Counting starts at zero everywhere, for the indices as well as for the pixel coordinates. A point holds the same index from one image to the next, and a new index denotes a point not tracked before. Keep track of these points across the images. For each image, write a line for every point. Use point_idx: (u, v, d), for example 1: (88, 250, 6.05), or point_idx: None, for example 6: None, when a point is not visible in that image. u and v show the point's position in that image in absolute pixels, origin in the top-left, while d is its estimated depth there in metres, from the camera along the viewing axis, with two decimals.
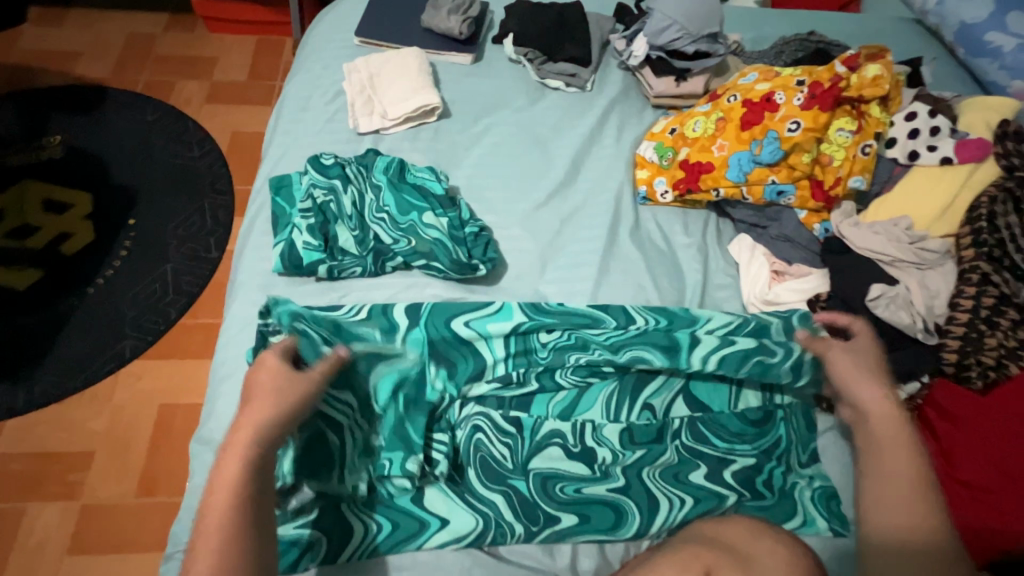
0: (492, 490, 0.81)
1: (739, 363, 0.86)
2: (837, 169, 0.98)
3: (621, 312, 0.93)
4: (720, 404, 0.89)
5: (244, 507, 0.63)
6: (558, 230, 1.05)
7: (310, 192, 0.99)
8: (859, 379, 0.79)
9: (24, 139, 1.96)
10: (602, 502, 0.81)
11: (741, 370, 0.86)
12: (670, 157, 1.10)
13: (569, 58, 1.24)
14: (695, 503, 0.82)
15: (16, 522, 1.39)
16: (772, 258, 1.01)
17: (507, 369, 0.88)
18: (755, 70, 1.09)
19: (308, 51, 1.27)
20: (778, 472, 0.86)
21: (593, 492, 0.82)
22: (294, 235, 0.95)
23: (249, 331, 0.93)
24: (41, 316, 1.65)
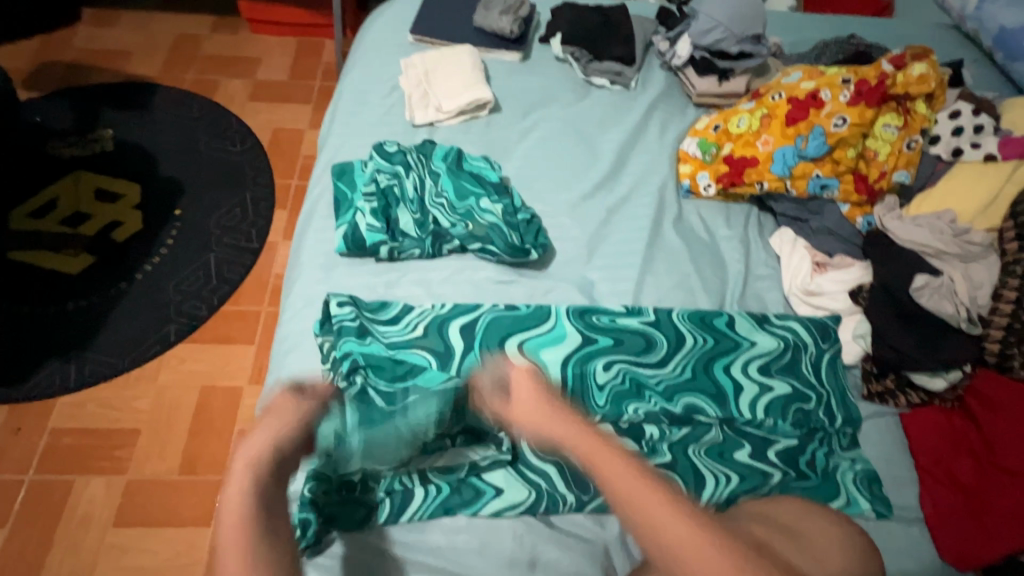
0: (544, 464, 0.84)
1: (782, 410, 0.90)
2: (882, 164, 1.02)
3: (673, 334, 0.96)
4: (769, 428, 0.90)
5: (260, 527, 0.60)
6: (603, 220, 1.09)
7: (375, 176, 1.05)
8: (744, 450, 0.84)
9: (78, 132, 2.06)
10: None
11: (784, 418, 0.90)
12: (714, 151, 1.13)
13: (614, 57, 1.28)
14: (740, 479, 0.85)
15: (65, 493, 1.46)
16: (814, 251, 1.04)
17: None
18: (799, 70, 1.12)
19: (365, 48, 1.33)
20: (821, 453, 0.89)
21: None
22: (358, 218, 1.01)
23: (312, 307, 0.98)
24: (91, 299, 1.72)
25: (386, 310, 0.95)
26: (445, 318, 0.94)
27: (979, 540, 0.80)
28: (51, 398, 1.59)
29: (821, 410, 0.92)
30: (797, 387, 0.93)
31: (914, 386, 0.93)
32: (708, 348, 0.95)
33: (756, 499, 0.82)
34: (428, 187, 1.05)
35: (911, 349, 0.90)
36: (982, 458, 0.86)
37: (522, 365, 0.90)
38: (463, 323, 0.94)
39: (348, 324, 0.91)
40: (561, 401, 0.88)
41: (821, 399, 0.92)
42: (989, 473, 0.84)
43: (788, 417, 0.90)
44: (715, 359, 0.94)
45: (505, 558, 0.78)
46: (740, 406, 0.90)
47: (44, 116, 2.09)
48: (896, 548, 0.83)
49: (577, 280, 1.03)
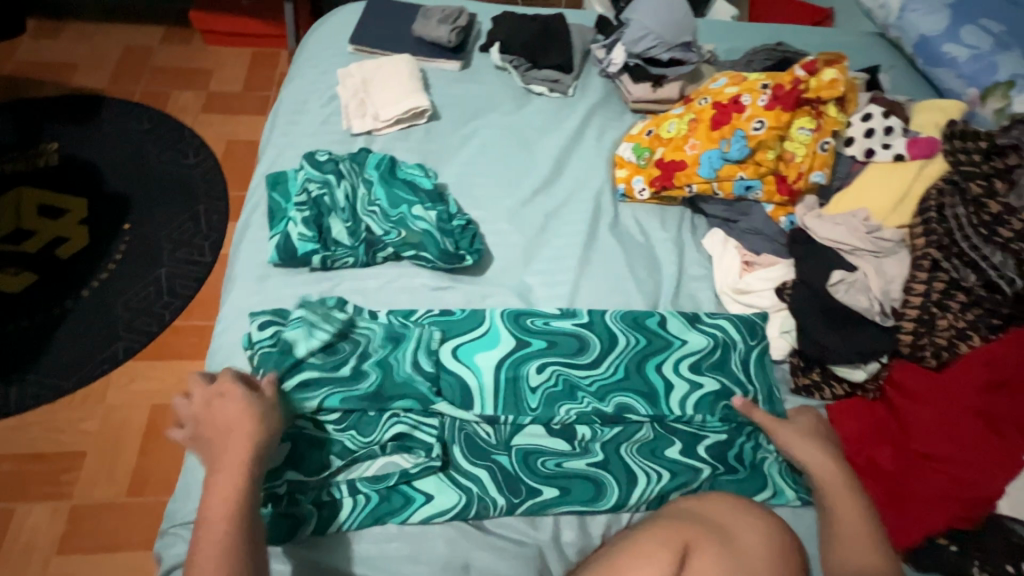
0: (473, 467, 0.84)
1: (710, 407, 0.92)
2: (800, 165, 1.05)
3: (606, 334, 0.97)
4: (699, 423, 0.92)
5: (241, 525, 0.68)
6: (542, 224, 1.11)
7: (305, 186, 1.04)
8: (802, 443, 0.87)
9: (20, 147, 2.00)
10: (581, 476, 0.85)
11: (712, 414, 0.92)
12: (647, 156, 1.16)
13: (552, 65, 1.31)
14: (672, 476, 0.86)
15: (4, 522, 1.40)
16: (743, 250, 1.08)
17: (496, 411, 0.89)
18: (724, 76, 1.16)
19: (305, 58, 1.33)
20: (748, 446, 0.91)
21: (573, 466, 0.86)
22: (290, 227, 1.00)
23: (245, 319, 0.97)
24: (33, 319, 1.67)
25: (338, 310, 0.94)
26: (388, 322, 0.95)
27: (899, 527, 0.83)
28: None
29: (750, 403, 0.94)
30: (726, 384, 0.95)
31: (838, 378, 0.97)
32: (642, 347, 0.96)
33: (688, 497, 0.83)
34: (362, 195, 1.05)
35: (832, 344, 0.93)
36: (900, 445, 0.88)
37: (456, 371, 0.91)
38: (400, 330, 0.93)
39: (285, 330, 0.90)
40: (495, 407, 0.89)
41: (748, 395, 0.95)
42: (906, 459, 0.86)
43: (716, 413, 0.93)
44: (647, 358, 0.95)
45: (439, 563, 0.78)
46: (671, 403, 0.92)
47: None
48: None
49: (516, 283, 1.04)
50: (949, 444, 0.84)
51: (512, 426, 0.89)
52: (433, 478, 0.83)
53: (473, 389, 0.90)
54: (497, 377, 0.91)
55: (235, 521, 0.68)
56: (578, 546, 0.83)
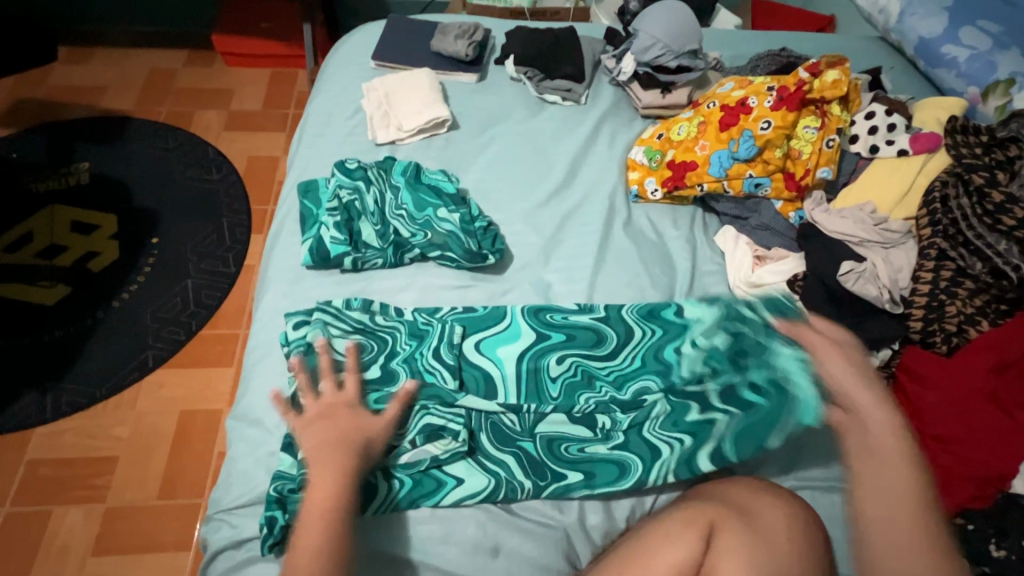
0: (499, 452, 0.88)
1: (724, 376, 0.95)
2: (806, 162, 1.10)
3: (622, 327, 1.01)
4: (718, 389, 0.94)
5: (337, 528, 0.73)
6: (558, 225, 1.16)
7: (337, 193, 1.10)
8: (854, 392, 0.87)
9: (53, 167, 2.10)
10: (604, 459, 0.88)
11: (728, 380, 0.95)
12: (658, 158, 1.21)
13: (564, 75, 1.37)
14: (692, 442, 0.88)
15: (42, 524, 1.46)
16: (754, 246, 1.12)
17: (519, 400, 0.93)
18: (731, 81, 1.21)
19: (329, 74, 1.40)
20: (762, 372, 0.94)
21: (596, 451, 0.89)
22: (322, 231, 1.06)
23: (280, 319, 1.03)
24: (67, 329, 1.74)
25: (369, 310, 1.00)
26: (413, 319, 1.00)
27: None
28: (28, 430, 1.59)
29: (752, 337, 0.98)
30: (740, 356, 0.97)
31: None
32: (657, 337, 1.00)
33: (706, 483, 0.87)
34: (388, 201, 1.11)
35: (846, 332, 0.96)
36: (915, 428, 0.91)
37: (480, 364, 0.96)
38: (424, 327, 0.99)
39: (313, 327, 0.95)
40: (517, 397, 0.94)
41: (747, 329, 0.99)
42: (921, 441, 0.89)
43: (728, 370, 0.96)
44: (662, 347, 0.99)
45: (468, 545, 0.82)
46: (687, 388, 0.95)
47: (20, 153, 2.12)
48: (840, 520, 0.88)
49: (536, 281, 1.09)
50: (960, 425, 0.87)
51: (535, 415, 0.91)
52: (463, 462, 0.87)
53: (499, 379, 0.95)
54: (520, 368, 0.96)
55: (331, 525, 0.73)
56: (603, 528, 0.87)
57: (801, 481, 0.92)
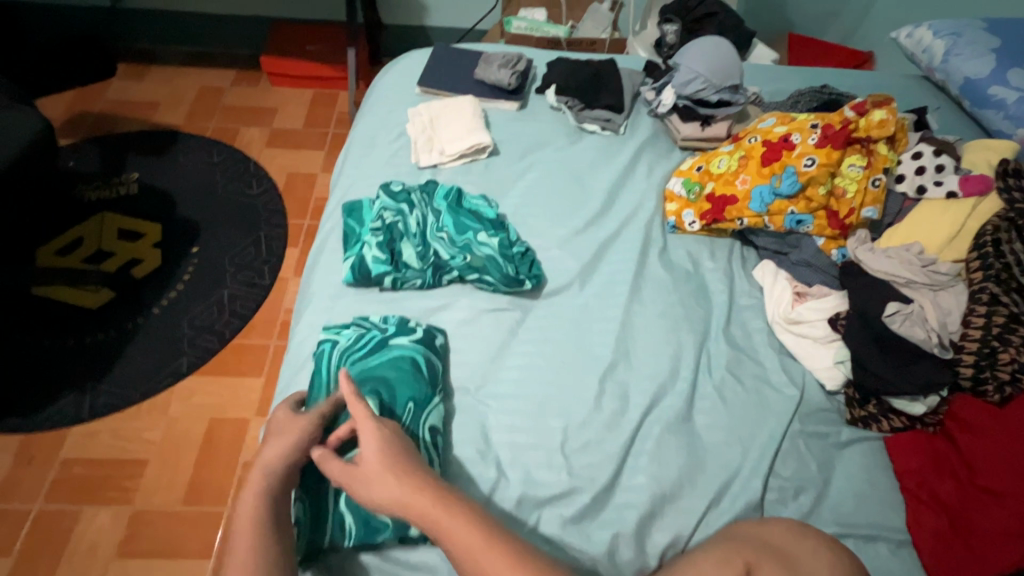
0: None
1: (742, 408, 0.99)
2: (851, 201, 1.07)
3: (654, 360, 1.03)
4: (739, 423, 0.98)
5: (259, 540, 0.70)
6: (595, 253, 1.17)
7: (381, 214, 1.13)
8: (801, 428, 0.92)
9: (105, 177, 2.20)
10: (612, 505, 0.88)
11: (743, 413, 0.99)
12: (697, 191, 1.21)
13: (604, 106, 1.39)
14: (708, 478, 0.92)
15: (71, 523, 1.49)
16: (794, 282, 1.10)
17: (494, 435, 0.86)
18: (773, 117, 1.21)
19: (375, 99, 1.46)
20: (780, 416, 0.98)
21: (611, 493, 0.89)
22: (365, 250, 1.08)
23: (319, 333, 1.05)
24: (107, 332, 1.80)
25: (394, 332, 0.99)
26: (392, 344, 0.95)
27: (971, 562, 0.81)
28: (65, 428, 1.64)
29: (770, 377, 1.03)
30: (761, 392, 1.01)
31: (895, 411, 0.97)
32: (685, 375, 1.02)
33: (747, 523, 0.84)
34: (430, 224, 1.13)
35: (890, 374, 0.95)
36: (964, 479, 0.88)
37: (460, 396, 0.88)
38: (395, 355, 0.93)
39: (341, 348, 0.95)
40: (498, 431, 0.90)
41: (763, 368, 1.05)
42: (971, 493, 0.86)
43: (749, 407, 0.99)
44: (681, 384, 1.01)
45: None
46: (704, 423, 0.98)
47: (76, 161, 2.23)
48: (885, 570, 0.85)
49: (571, 307, 1.10)
50: (1013, 477, 0.84)
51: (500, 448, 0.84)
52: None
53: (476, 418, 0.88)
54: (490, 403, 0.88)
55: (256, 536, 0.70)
56: (635, 568, 0.84)
57: (844, 528, 0.89)
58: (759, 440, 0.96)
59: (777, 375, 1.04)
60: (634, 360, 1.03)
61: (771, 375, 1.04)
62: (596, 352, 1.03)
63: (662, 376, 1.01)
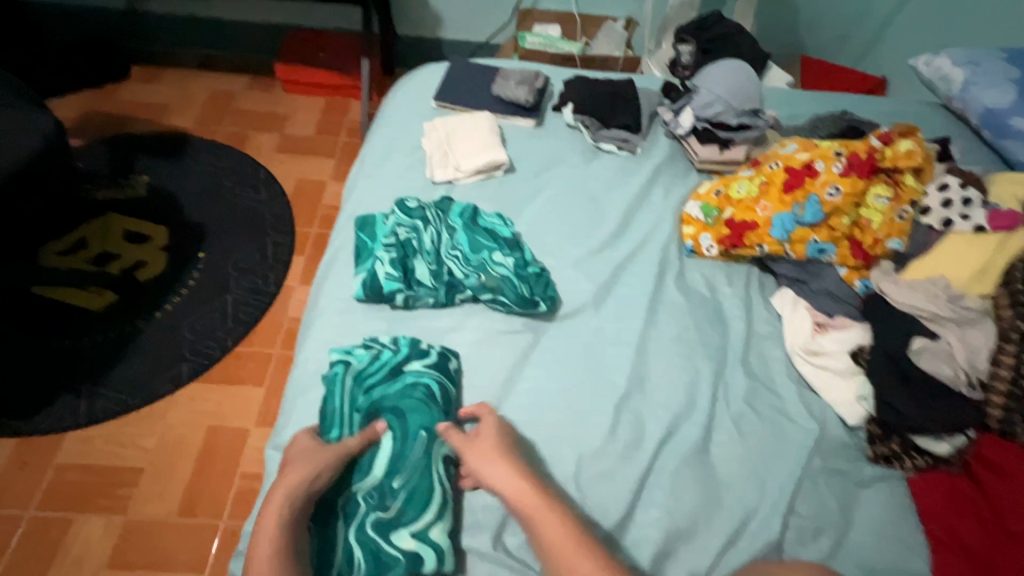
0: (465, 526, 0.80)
1: (760, 442, 0.96)
2: (876, 232, 1.06)
3: (670, 390, 1.00)
4: (757, 458, 0.95)
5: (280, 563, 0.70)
6: (611, 275, 1.14)
7: (394, 230, 1.11)
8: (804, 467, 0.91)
9: (114, 178, 2.19)
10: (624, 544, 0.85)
11: (761, 447, 0.96)
12: (716, 215, 1.18)
13: (622, 125, 1.38)
14: (724, 517, 0.89)
15: (63, 531, 1.46)
16: (815, 312, 1.08)
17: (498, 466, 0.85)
18: (794, 142, 1.19)
19: (390, 111, 1.44)
20: (799, 452, 0.95)
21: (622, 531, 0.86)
22: (377, 266, 1.06)
23: (326, 351, 1.02)
24: (108, 335, 1.77)
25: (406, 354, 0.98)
26: (406, 369, 0.95)
27: None
28: (61, 433, 1.61)
29: (789, 411, 1.00)
30: (780, 426, 0.98)
31: (919, 449, 0.94)
32: (701, 404, 0.99)
33: (765, 566, 0.80)
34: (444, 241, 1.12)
35: (917, 414, 0.92)
36: (991, 523, 0.86)
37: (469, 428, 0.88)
38: (410, 379, 0.93)
39: (355, 370, 0.94)
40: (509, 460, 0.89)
41: (782, 401, 1.02)
42: (999, 539, 0.84)
43: (767, 441, 0.96)
44: (697, 414, 0.98)
45: None
46: (722, 456, 0.95)
47: (85, 162, 2.23)
48: None
49: (584, 330, 1.07)
50: None
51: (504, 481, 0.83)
52: (438, 529, 0.79)
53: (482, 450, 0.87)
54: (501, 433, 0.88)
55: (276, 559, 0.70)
56: None
57: (865, 572, 0.86)
58: (777, 476, 0.93)
59: (797, 408, 1.01)
60: (649, 389, 1.00)
61: (791, 409, 1.01)
62: (611, 378, 1.00)
63: (679, 406, 0.99)
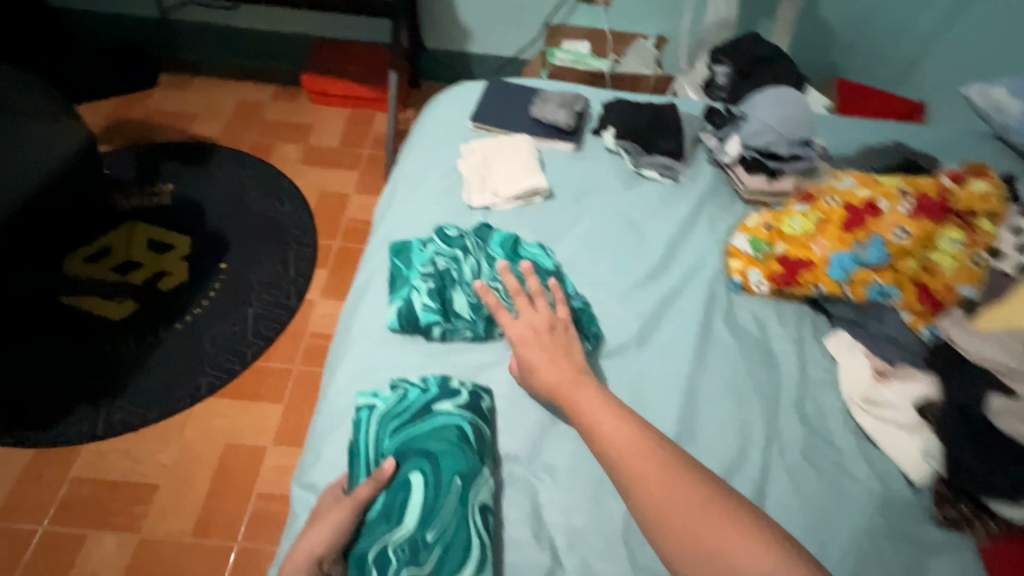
0: None
1: (818, 499, 0.90)
2: (947, 277, 1.00)
3: (724, 438, 0.95)
4: (815, 518, 0.88)
5: None
6: (655, 310, 1.09)
7: (433, 259, 1.07)
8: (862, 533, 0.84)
9: (139, 186, 2.18)
10: None
11: (819, 505, 0.90)
12: (766, 249, 1.13)
13: (664, 152, 1.33)
14: None
15: (76, 547, 1.42)
16: (873, 358, 1.02)
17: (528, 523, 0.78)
18: (851, 177, 1.14)
19: (425, 130, 1.41)
20: (859, 513, 0.89)
21: None
22: (414, 296, 1.02)
23: (361, 384, 0.99)
24: (128, 346, 1.75)
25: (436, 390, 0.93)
26: (434, 409, 0.89)
27: None
28: (77, 445, 1.58)
29: (847, 465, 0.95)
30: (838, 482, 0.92)
31: (990, 512, 0.86)
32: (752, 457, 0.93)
33: None
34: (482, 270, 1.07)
35: (989, 475, 0.84)
36: None
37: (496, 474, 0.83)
38: (439, 421, 0.87)
39: (382, 408, 0.89)
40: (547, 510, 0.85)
41: (839, 454, 0.96)
42: None
43: (825, 499, 0.90)
44: (753, 467, 0.93)
45: None
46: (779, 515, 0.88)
47: (112, 168, 2.22)
48: None
49: (627, 369, 1.02)
50: None
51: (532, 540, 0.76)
52: None
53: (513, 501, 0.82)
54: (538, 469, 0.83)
55: None
56: None
57: None
58: (836, 539, 0.87)
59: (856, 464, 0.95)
60: (697, 437, 0.95)
61: (849, 464, 0.95)
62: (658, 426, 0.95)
63: (729, 456, 0.93)
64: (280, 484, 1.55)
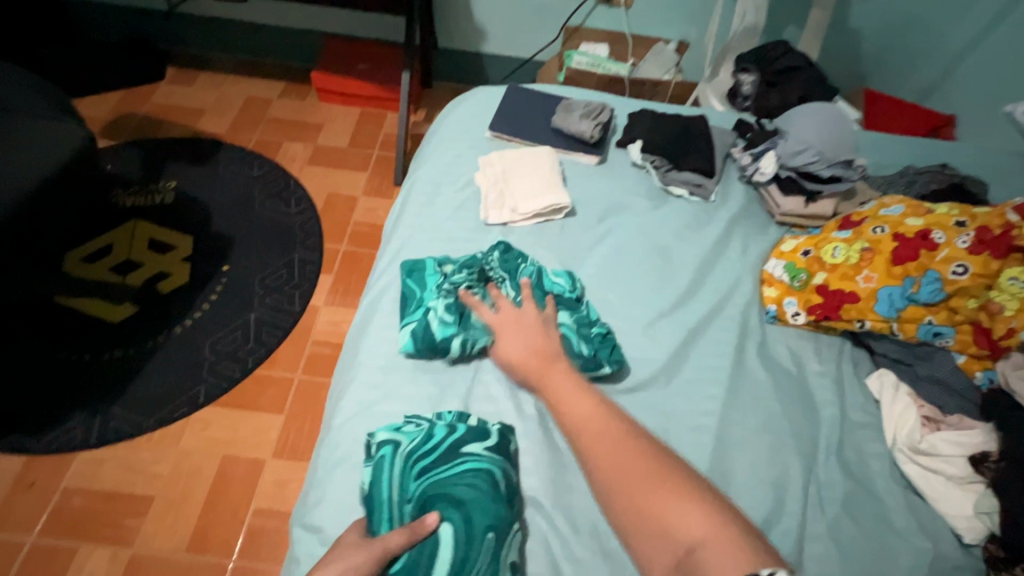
0: None
1: (862, 558, 0.82)
2: (1009, 319, 0.90)
3: (759, 487, 0.87)
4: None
5: None
6: (684, 340, 1.02)
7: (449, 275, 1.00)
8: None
9: (142, 183, 2.12)
10: None
11: (863, 564, 0.82)
12: (804, 278, 1.06)
13: (694, 168, 1.25)
14: None
15: (65, 562, 1.36)
16: (920, 401, 0.94)
17: None
18: (899, 203, 1.06)
19: (440, 139, 1.34)
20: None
21: None
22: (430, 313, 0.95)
23: (368, 413, 0.92)
24: (126, 350, 1.68)
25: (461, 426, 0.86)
26: (462, 451, 0.81)
27: None
28: (70, 453, 1.52)
29: (891, 518, 0.87)
30: (885, 539, 0.84)
31: None
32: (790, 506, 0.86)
33: None
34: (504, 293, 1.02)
35: None
36: None
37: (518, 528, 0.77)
38: (470, 465, 0.79)
39: (406, 445, 0.82)
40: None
41: (884, 507, 0.88)
42: None
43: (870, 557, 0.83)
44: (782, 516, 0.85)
45: None
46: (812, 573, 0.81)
47: (115, 164, 2.16)
48: None
49: (654, 405, 0.94)
50: None
51: None
52: None
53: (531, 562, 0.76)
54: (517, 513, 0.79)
55: None
56: None
57: None
58: None
59: (902, 517, 0.87)
60: (730, 484, 0.87)
61: (895, 518, 0.87)
62: None
63: (766, 506, 0.85)
64: (278, 501, 1.48)
